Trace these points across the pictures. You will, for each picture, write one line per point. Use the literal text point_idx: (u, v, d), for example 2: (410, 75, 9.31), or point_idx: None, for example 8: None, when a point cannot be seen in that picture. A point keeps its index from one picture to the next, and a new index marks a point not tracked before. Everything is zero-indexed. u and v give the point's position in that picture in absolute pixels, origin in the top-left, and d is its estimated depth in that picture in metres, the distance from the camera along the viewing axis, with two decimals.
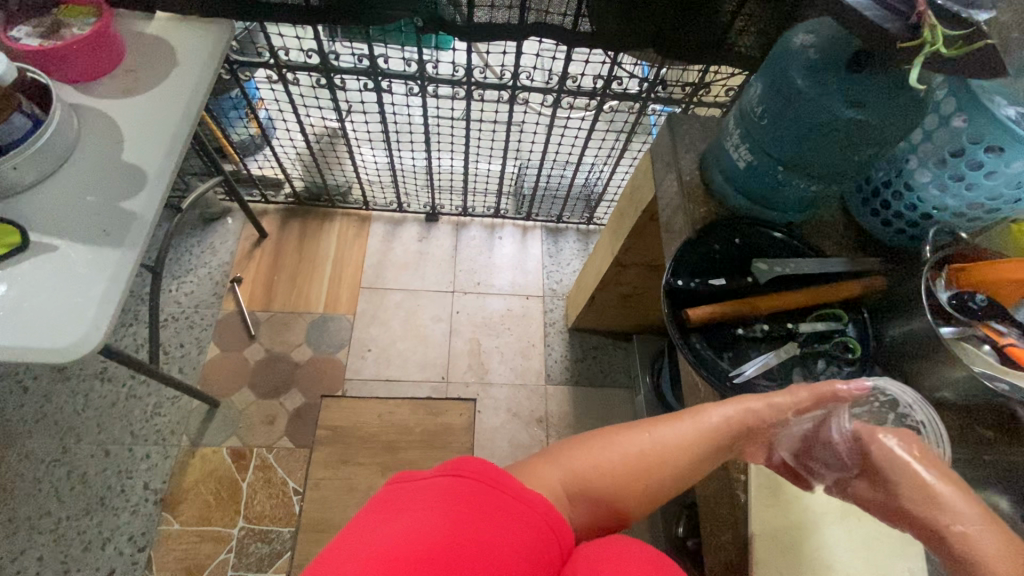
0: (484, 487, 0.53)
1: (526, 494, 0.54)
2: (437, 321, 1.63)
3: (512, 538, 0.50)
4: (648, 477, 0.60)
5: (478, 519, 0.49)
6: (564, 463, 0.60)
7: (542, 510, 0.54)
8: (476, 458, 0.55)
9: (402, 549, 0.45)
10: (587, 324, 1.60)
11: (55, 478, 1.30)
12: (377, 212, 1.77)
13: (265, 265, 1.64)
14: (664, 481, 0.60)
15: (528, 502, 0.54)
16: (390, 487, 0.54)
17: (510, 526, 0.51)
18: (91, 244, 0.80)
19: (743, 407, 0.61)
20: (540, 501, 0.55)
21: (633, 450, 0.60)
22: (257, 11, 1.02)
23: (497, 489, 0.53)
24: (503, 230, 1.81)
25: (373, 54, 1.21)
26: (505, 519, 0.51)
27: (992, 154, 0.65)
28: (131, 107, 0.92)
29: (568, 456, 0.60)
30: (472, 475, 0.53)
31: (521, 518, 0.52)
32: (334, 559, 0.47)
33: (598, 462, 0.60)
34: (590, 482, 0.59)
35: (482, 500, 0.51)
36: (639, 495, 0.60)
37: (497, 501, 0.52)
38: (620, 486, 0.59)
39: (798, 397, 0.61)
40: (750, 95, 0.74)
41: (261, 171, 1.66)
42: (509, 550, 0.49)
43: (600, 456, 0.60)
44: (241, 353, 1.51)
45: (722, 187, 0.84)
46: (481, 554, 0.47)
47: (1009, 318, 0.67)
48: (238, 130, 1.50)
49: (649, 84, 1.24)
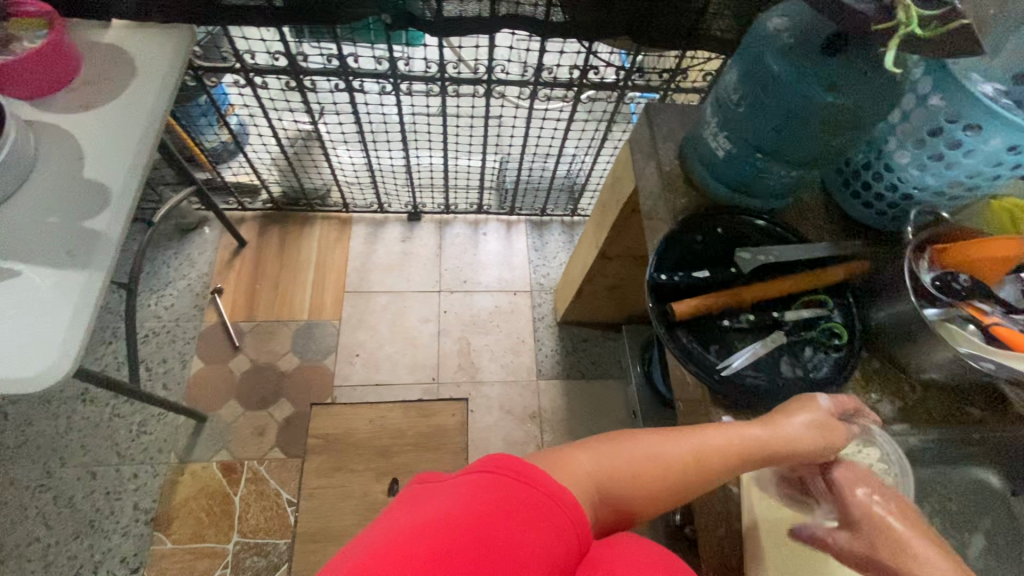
0: (511, 484, 0.51)
1: (556, 493, 0.52)
2: (424, 321, 1.61)
3: (535, 541, 0.49)
4: (673, 482, 0.60)
5: (500, 520, 0.48)
6: (595, 457, 0.60)
7: (570, 511, 0.52)
8: (506, 454, 0.53)
9: (418, 546, 0.45)
10: (576, 317, 1.59)
11: (41, 503, 1.27)
12: (358, 213, 1.74)
13: (245, 274, 1.61)
14: (687, 488, 0.61)
15: (558, 502, 0.52)
16: (423, 483, 0.56)
17: (534, 528, 0.49)
18: (56, 267, 0.77)
19: (775, 426, 0.63)
20: (572, 503, 0.53)
21: (659, 454, 0.61)
22: (217, 15, 0.98)
23: (526, 486, 0.52)
24: (487, 225, 1.79)
25: (343, 53, 1.18)
26: (530, 520, 0.50)
27: (971, 132, 0.64)
28: (91, 121, 0.89)
29: (596, 452, 0.60)
30: (501, 472, 0.52)
31: (548, 519, 0.51)
32: (363, 547, 0.49)
33: (627, 461, 0.60)
34: (616, 482, 0.59)
35: (508, 499, 0.50)
36: (658, 499, 0.61)
37: (524, 499, 0.51)
38: (644, 487, 0.60)
39: (822, 415, 0.63)
40: (726, 82, 0.72)
41: (236, 178, 1.62)
42: (530, 554, 0.47)
43: (629, 455, 0.61)
44: (226, 365, 1.48)
45: (702, 176, 0.82)
46: (500, 556, 0.46)
47: (992, 298, 0.67)
48: (210, 137, 1.46)
49: (626, 73, 1.22)
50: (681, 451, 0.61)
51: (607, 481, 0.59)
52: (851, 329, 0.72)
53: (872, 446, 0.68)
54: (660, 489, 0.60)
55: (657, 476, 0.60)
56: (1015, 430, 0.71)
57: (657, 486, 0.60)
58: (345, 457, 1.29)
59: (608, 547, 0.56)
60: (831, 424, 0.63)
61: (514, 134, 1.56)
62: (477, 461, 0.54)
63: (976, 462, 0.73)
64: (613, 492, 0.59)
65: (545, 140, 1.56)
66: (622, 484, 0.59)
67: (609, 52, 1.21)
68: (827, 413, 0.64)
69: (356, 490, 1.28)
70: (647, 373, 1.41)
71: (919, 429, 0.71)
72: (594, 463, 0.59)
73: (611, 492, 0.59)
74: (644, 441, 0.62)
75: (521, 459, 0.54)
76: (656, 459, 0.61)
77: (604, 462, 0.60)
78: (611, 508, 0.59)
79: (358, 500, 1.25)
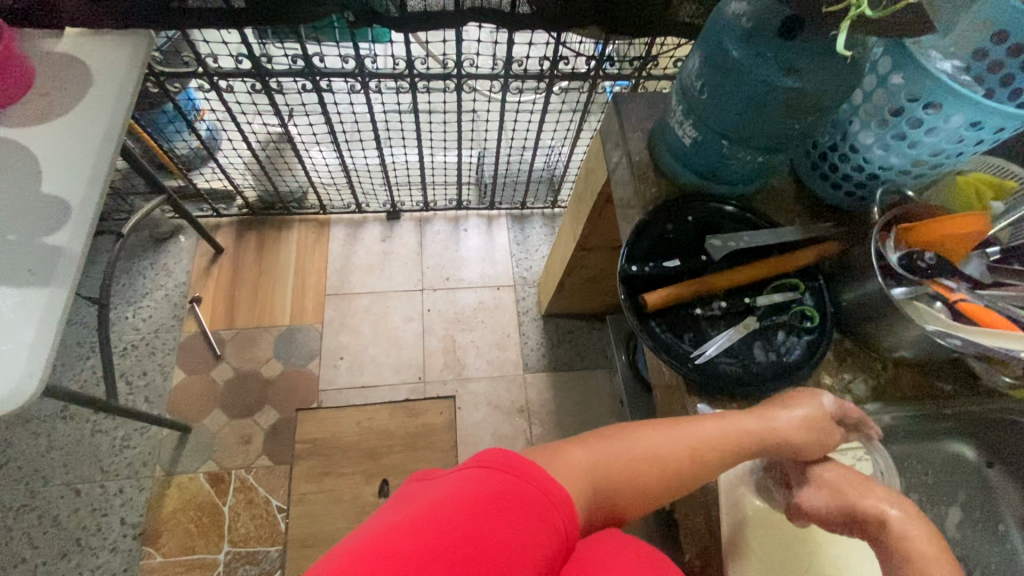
0: (505, 480, 0.51)
1: (549, 489, 0.52)
2: (408, 321, 1.60)
3: (525, 539, 0.48)
4: (667, 475, 0.60)
5: (492, 516, 0.48)
6: (590, 453, 0.59)
7: (563, 508, 0.52)
8: (500, 450, 0.53)
9: (407, 544, 0.44)
10: (560, 309, 1.59)
11: (25, 524, 1.26)
12: (336, 215, 1.73)
13: (224, 282, 1.59)
14: (682, 481, 0.60)
15: (551, 498, 0.52)
16: (418, 480, 0.55)
17: (525, 526, 0.49)
18: (17, 286, 0.75)
19: (768, 419, 0.62)
20: (564, 501, 0.53)
21: (651, 448, 0.60)
22: (174, 19, 0.95)
23: (520, 482, 0.51)
24: (467, 221, 1.78)
25: (308, 53, 1.16)
26: (521, 517, 0.49)
27: (931, 110, 0.64)
28: (47, 134, 0.86)
29: (589, 448, 0.60)
30: (495, 468, 0.52)
31: (540, 515, 0.51)
32: (350, 541, 0.48)
33: (622, 457, 0.60)
34: (609, 476, 0.59)
35: (501, 495, 0.50)
36: (652, 493, 0.60)
37: (519, 495, 0.51)
38: (635, 481, 0.59)
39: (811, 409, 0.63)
40: (688, 70, 0.72)
41: (209, 185, 1.60)
42: (520, 552, 0.47)
43: (624, 449, 0.60)
44: (209, 375, 1.47)
45: (671, 164, 0.82)
46: (490, 554, 0.46)
47: (957, 274, 0.67)
48: (178, 144, 1.43)
49: (597, 62, 1.21)
50: (676, 443, 0.60)
51: (601, 477, 0.58)
52: (823, 312, 0.72)
53: (846, 426, 0.68)
54: (655, 482, 0.60)
55: (652, 469, 0.60)
56: (985, 403, 0.73)
57: (651, 480, 0.60)
58: (333, 461, 1.28)
59: (600, 544, 0.56)
60: (820, 416, 0.63)
61: (489, 128, 1.55)
62: (472, 458, 0.54)
63: (949, 436, 0.75)
64: (607, 487, 0.58)
65: (520, 132, 1.54)
66: (616, 479, 0.59)
67: (579, 41, 1.20)
68: (814, 405, 0.64)
69: (346, 493, 1.27)
70: (632, 361, 1.41)
71: (892, 406, 0.71)
72: (589, 458, 0.59)
73: (606, 487, 0.58)
74: (639, 434, 0.62)
75: (515, 454, 0.54)
76: (651, 452, 0.60)
77: (598, 457, 0.59)
78: (605, 504, 0.59)
79: (348, 503, 1.25)
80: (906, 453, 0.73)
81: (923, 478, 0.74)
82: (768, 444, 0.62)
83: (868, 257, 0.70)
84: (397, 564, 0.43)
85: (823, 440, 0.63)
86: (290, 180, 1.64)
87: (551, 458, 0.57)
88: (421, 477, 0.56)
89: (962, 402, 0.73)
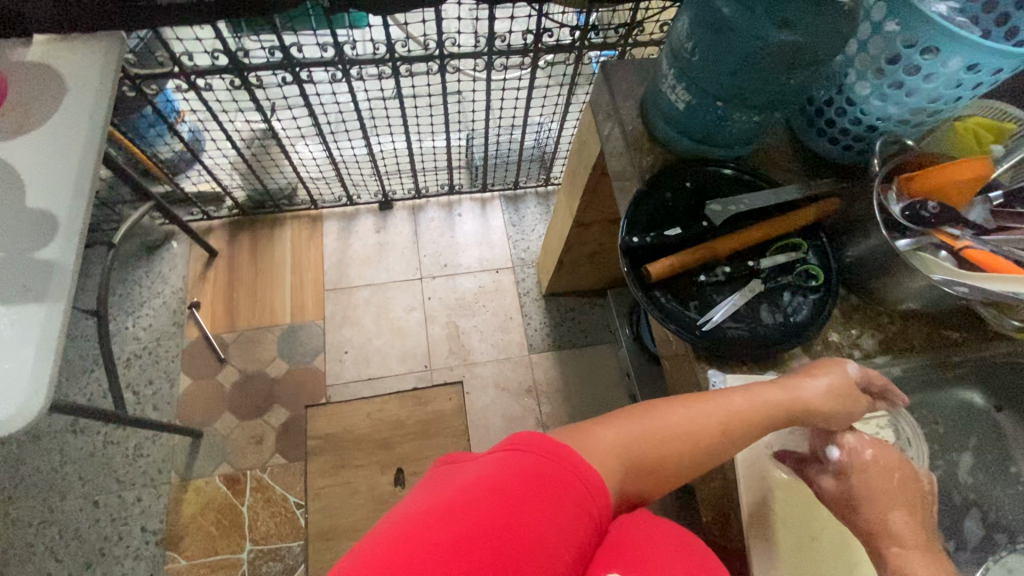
0: (539, 464, 0.51)
1: (583, 473, 0.52)
2: (409, 310, 1.60)
3: (559, 525, 0.48)
4: (699, 450, 0.59)
5: (527, 501, 0.48)
6: (618, 432, 0.59)
7: (595, 492, 0.52)
8: (534, 434, 0.53)
9: (442, 532, 0.44)
10: (561, 288, 1.58)
11: (47, 539, 1.27)
12: (328, 209, 1.71)
13: (221, 285, 1.58)
14: (714, 455, 0.60)
15: (583, 482, 0.52)
16: (448, 465, 0.55)
17: (559, 511, 0.49)
18: (12, 303, 0.74)
19: (796, 388, 0.62)
20: (597, 483, 0.52)
21: (681, 423, 0.60)
22: (144, 19, 0.92)
23: (554, 466, 0.51)
24: (461, 206, 1.76)
25: (285, 44, 1.13)
26: (555, 502, 0.49)
27: (929, 56, 0.63)
28: (26, 146, 0.84)
29: (618, 426, 0.59)
30: (530, 453, 0.51)
31: (574, 499, 0.50)
32: (384, 526, 0.48)
33: (652, 433, 0.59)
34: (640, 456, 0.58)
35: (535, 479, 0.49)
36: (683, 469, 0.60)
37: (552, 478, 0.50)
38: (666, 457, 0.59)
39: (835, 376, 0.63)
40: (678, 32, 0.70)
41: (197, 188, 1.57)
42: (554, 537, 0.47)
43: (653, 426, 0.59)
44: (216, 379, 1.46)
45: (666, 130, 0.81)
46: (525, 539, 0.46)
47: (962, 221, 0.66)
48: (162, 148, 1.41)
49: (582, 32, 1.18)
50: (708, 419, 0.60)
51: (631, 456, 0.58)
52: (829, 269, 0.72)
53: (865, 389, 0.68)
54: (687, 458, 0.59)
55: (684, 445, 0.59)
56: (993, 349, 0.72)
57: (683, 457, 0.59)
58: (347, 454, 1.29)
59: (630, 525, 0.55)
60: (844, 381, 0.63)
61: (477, 110, 1.52)
62: (505, 441, 0.53)
63: (957, 384, 0.75)
64: (639, 466, 0.58)
65: (508, 112, 1.52)
66: (646, 456, 0.58)
67: (562, 12, 1.17)
68: (839, 372, 0.64)
69: (363, 485, 1.28)
70: (636, 334, 1.41)
71: (900, 358, 0.71)
72: (619, 438, 0.58)
73: (637, 467, 0.58)
74: (668, 410, 0.61)
75: (549, 438, 0.53)
76: (682, 428, 0.59)
77: (628, 436, 0.58)
78: (637, 483, 0.58)
79: (365, 495, 1.26)
80: (915, 404, 0.74)
81: (933, 428, 0.74)
82: (799, 415, 0.62)
83: (871, 210, 0.70)
84: (435, 553, 0.43)
85: (850, 408, 0.63)
86: (277, 177, 1.61)
87: (581, 440, 0.56)
88: (450, 461, 0.56)
89: (970, 349, 0.73)
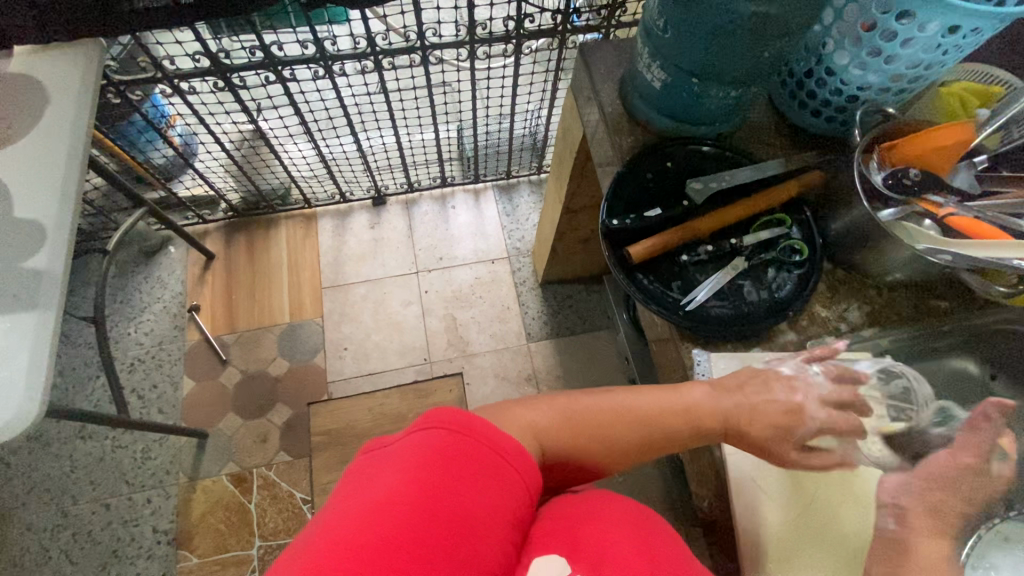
0: (459, 446, 0.52)
1: (505, 446, 0.55)
2: (407, 304, 1.60)
3: (491, 501, 0.51)
4: (616, 436, 0.63)
5: (453, 485, 0.50)
6: (541, 414, 0.62)
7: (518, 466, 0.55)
8: (451, 416, 0.54)
9: (370, 534, 0.45)
10: (558, 276, 1.58)
11: (62, 542, 1.30)
12: (321, 207, 1.71)
13: (220, 287, 1.59)
14: (631, 442, 0.63)
15: (505, 458, 0.54)
16: (368, 453, 0.56)
17: (486, 487, 0.52)
18: (3, 313, 0.75)
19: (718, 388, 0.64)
20: (516, 454, 0.55)
21: (600, 410, 0.63)
22: (122, 26, 0.92)
23: (483, 443, 0.54)
24: (455, 198, 1.76)
25: (265, 43, 1.12)
26: (484, 480, 0.52)
27: (905, 20, 0.61)
28: (11, 158, 0.85)
29: (540, 409, 0.63)
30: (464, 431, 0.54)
31: (505, 474, 0.53)
32: (312, 532, 0.48)
33: (572, 418, 0.63)
34: (577, 435, 0.62)
35: (460, 462, 0.52)
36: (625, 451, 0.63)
37: (472, 455, 0.52)
38: (585, 442, 0.62)
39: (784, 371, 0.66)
40: (650, 9, 0.69)
41: (191, 192, 1.58)
42: (484, 513, 0.50)
43: (573, 411, 0.63)
44: (218, 381, 1.48)
45: (647, 109, 0.79)
46: (457, 521, 0.48)
47: (944, 189, 0.65)
48: (154, 154, 1.42)
49: (563, 16, 1.17)
50: (643, 404, 0.64)
51: (571, 435, 0.62)
52: (815, 243, 0.71)
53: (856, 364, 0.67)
54: (628, 436, 0.63)
55: (623, 425, 0.63)
56: (984, 317, 0.72)
57: (624, 436, 0.63)
58: (350, 449, 1.30)
59: (581, 504, 0.60)
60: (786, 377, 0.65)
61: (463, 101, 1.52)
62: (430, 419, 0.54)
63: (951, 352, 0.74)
64: (577, 444, 0.62)
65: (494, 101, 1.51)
66: (566, 440, 0.62)
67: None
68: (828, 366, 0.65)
69: None
70: (632, 319, 1.40)
71: (890, 331, 0.71)
72: (560, 420, 0.62)
73: (577, 444, 0.62)
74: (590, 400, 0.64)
75: (472, 417, 0.55)
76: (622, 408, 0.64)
77: (548, 421, 0.62)
78: (579, 459, 0.63)
79: None
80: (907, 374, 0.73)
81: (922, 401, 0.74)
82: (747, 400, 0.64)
83: (854, 181, 0.68)
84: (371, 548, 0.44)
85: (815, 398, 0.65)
86: (269, 178, 1.62)
87: (522, 419, 0.61)
88: (369, 447, 0.57)
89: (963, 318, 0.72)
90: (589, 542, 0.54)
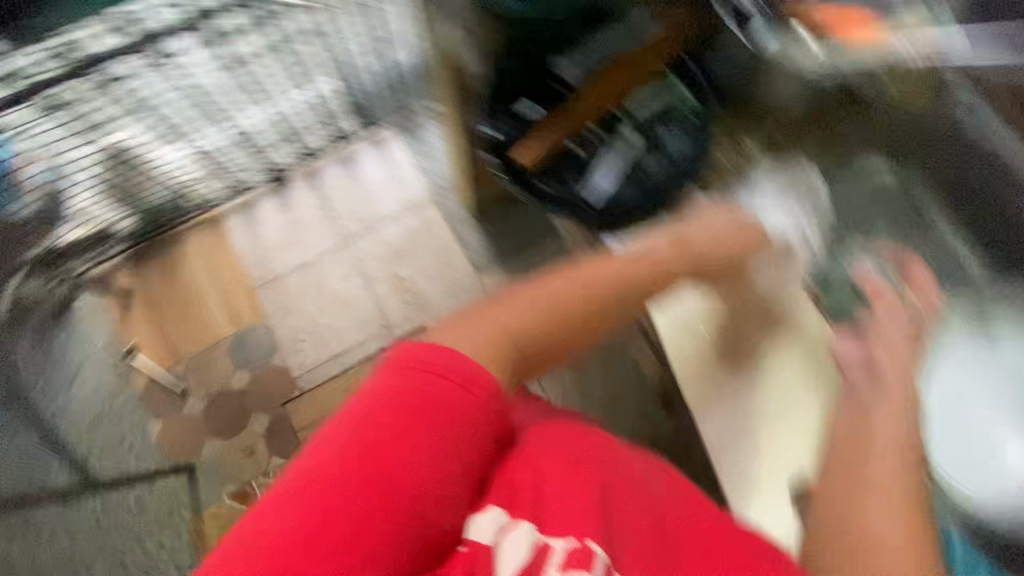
0: (439, 388, 0.55)
1: (485, 381, 0.58)
2: (347, 278, 1.54)
3: (444, 448, 0.54)
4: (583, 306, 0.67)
5: (416, 431, 0.53)
6: (523, 295, 0.66)
7: (492, 412, 0.58)
8: (439, 353, 0.57)
9: (337, 469, 0.50)
10: (484, 206, 1.45)
11: None
12: (224, 206, 1.58)
13: (149, 322, 1.50)
14: (590, 319, 0.68)
15: (474, 397, 0.57)
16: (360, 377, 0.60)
17: (448, 429, 0.55)
18: None
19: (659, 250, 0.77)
20: (487, 390, 0.58)
21: (577, 280, 0.68)
22: None
23: (462, 375, 0.57)
24: (359, 154, 1.63)
25: (62, 45, 0.94)
26: (446, 422, 0.55)
27: None
28: None
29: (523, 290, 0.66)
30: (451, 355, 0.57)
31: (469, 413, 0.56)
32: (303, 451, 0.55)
33: (557, 290, 0.67)
34: (541, 328, 0.65)
35: (429, 403, 0.55)
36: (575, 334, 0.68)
37: (437, 399, 0.55)
38: (555, 319, 0.66)
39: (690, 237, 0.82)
40: None
41: (75, 237, 1.41)
42: (439, 455, 0.54)
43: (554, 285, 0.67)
44: (185, 413, 1.44)
45: (516, 6, 0.77)
46: (413, 462, 0.53)
47: None
48: (19, 209, 1.24)
49: None
50: (609, 270, 0.71)
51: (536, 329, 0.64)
52: None
53: None
54: (578, 318, 0.67)
55: (574, 308, 0.67)
56: None
57: (577, 319, 0.67)
58: None
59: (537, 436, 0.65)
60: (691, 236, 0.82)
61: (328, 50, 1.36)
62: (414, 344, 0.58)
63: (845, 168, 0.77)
64: (541, 338, 0.65)
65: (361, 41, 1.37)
66: (542, 317, 0.65)
67: None
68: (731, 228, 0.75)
69: None
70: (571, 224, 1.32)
71: None
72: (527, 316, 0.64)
73: (540, 337, 0.65)
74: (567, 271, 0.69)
75: (460, 347, 0.59)
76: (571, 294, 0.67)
77: (536, 295, 0.66)
78: (543, 351, 0.66)
79: None
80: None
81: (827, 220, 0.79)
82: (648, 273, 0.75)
83: None
84: (325, 486, 0.49)
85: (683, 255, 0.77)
86: (152, 196, 1.46)
87: (492, 324, 0.62)
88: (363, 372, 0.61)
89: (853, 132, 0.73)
90: (523, 485, 0.59)
